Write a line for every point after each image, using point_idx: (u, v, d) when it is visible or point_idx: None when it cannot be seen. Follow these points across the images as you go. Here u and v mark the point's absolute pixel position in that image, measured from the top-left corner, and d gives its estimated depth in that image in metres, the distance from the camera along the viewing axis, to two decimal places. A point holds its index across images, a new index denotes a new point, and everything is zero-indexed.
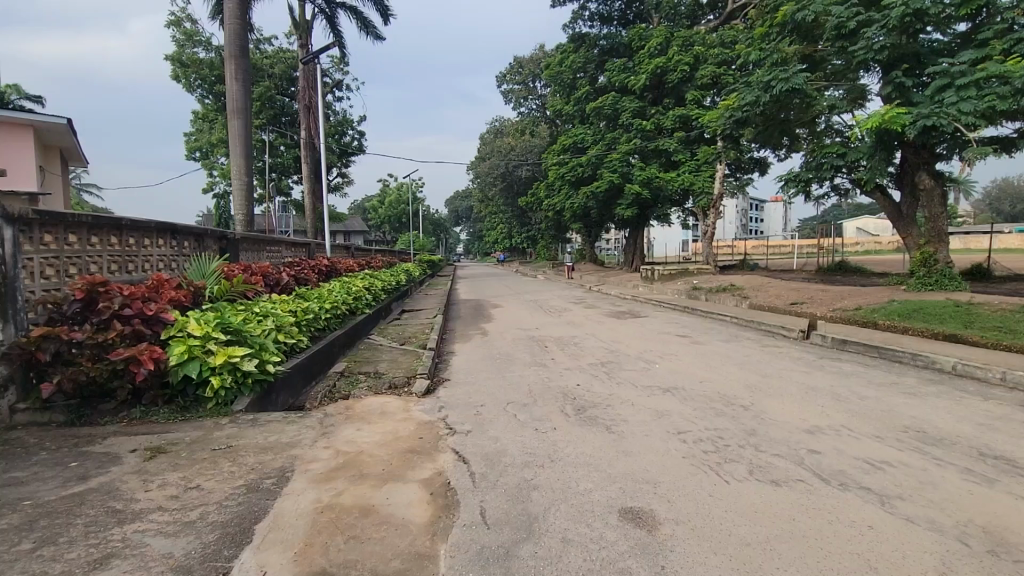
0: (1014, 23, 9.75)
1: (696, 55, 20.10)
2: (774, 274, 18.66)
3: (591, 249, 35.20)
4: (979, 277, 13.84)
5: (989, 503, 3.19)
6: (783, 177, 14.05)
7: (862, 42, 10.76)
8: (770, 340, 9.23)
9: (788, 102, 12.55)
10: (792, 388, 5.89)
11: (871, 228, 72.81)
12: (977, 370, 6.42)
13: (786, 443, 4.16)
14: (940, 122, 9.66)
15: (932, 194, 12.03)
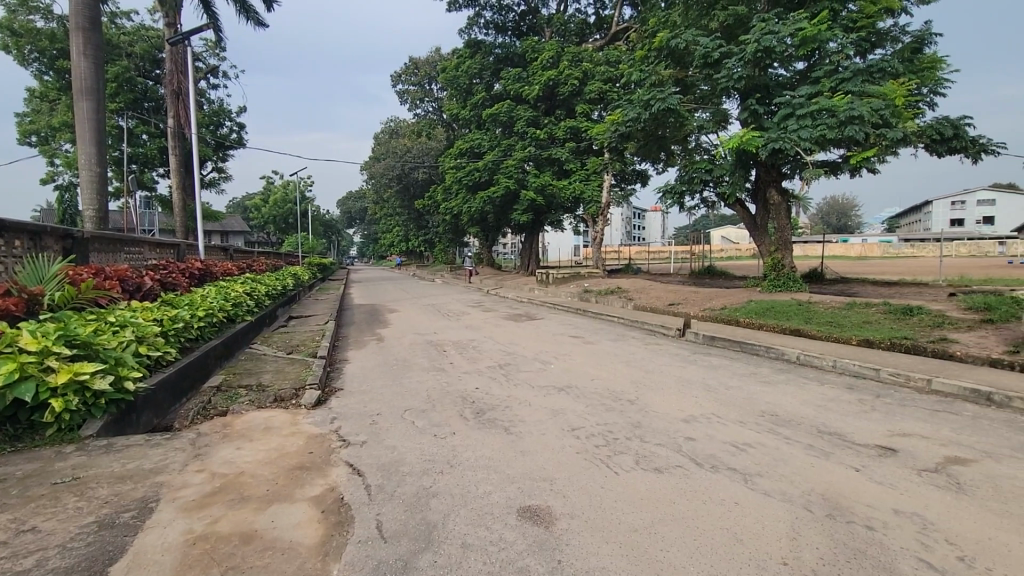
0: (839, 65, 11.44)
1: (585, 71, 21.25)
2: (655, 278, 20.26)
3: (488, 253, 35.66)
4: (816, 279, 16.17)
5: (827, 473, 3.72)
6: (660, 189, 15.31)
7: (724, 71, 12.07)
8: (652, 338, 10.01)
9: (664, 121, 13.72)
10: (671, 382, 6.43)
11: (734, 237, 81.89)
12: (815, 359, 7.49)
13: (666, 433, 4.53)
14: (785, 146, 11.15)
15: (779, 208, 13.87)
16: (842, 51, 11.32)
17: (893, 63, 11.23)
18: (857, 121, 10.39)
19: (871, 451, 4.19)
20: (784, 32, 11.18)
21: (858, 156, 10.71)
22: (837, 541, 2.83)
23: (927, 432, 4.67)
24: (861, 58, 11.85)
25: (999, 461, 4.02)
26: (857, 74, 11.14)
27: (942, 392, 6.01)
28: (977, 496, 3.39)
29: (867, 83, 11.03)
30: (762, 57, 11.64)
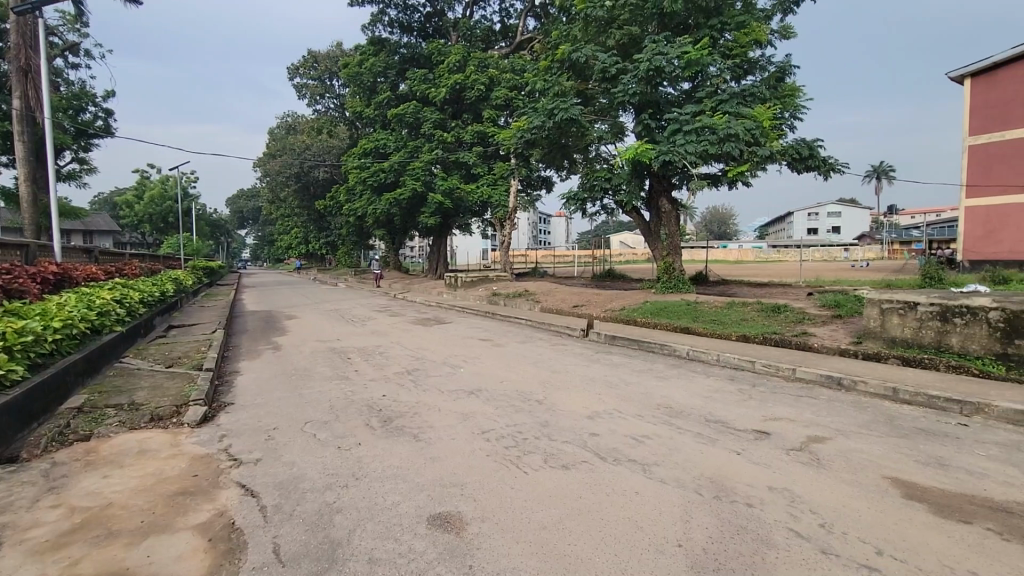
0: (718, 87, 12.60)
1: (491, 77, 21.51)
2: (560, 281, 20.98)
3: (395, 257, 34.78)
4: (702, 281, 17.67)
5: (715, 459, 4.06)
6: (564, 195, 15.88)
7: (621, 87, 12.81)
8: (558, 339, 10.33)
9: (567, 130, 14.25)
10: (576, 380, 6.67)
11: (631, 242, 87.15)
12: (701, 354, 8.18)
13: (572, 430, 4.68)
14: (674, 159, 12.07)
15: (670, 216, 15.00)
16: (720, 75, 12.50)
17: (762, 89, 12.61)
18: (733, 139, 11.52)
19: (750, 435, 4.64)
20: (671, 54, 12.12)
21: (735, 171, 11.87)
22: (723, 520, 3.09)
23: (793, 415, 5.27)
24: (736, 82, 13.16)
25: (849, 437, 4.64)
26: (733, 96, 12.35)
27: (804, 379, 6.82)
28: (834, 469, 3.88)
29: (741, 105, 12.27)
30: (654, 75, 12.52)
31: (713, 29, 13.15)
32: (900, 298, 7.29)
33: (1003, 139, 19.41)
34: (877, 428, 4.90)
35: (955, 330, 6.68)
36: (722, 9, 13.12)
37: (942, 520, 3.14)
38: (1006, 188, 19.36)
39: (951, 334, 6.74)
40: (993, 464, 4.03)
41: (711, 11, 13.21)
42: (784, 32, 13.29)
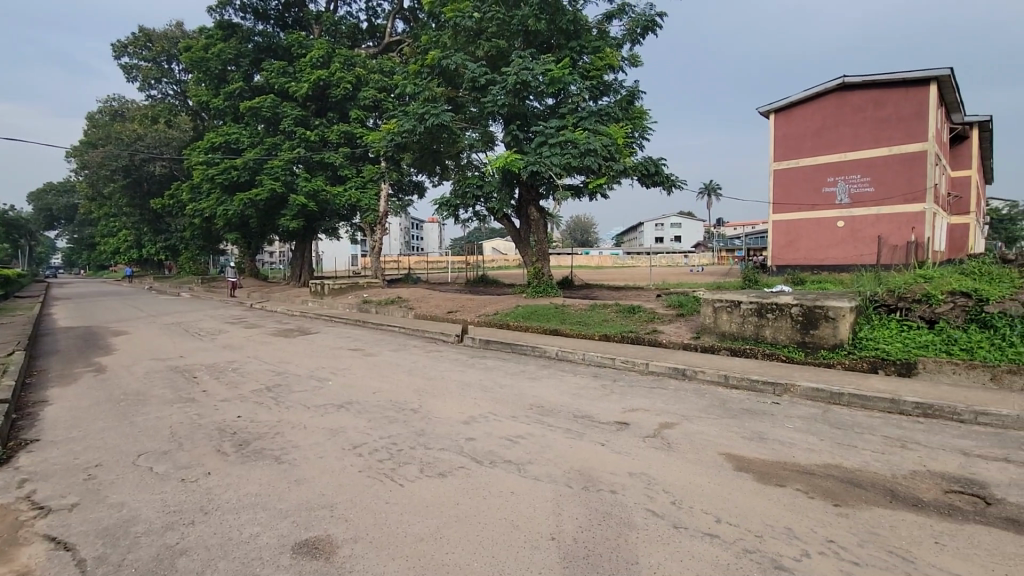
0: (579, 105, 13.50)
1: (358, 76, 20.67)
2: (434, 287, 20.83)
3: (251, 263, 31.72)
4: (568, 286, 18.74)
5: (582, 452, 4.31)
6: (436, 201, 15.80)
7: (490, 97, 13.16)
8: (432, 345, 10.22)
9: (438, 135, 14.23)
10: (451, 386, 6.66)
11: (503, 248, 89.49)
12: (568, 353, 8.67)
13: (448, 436, 4.66)
14: (541, 169, 12.67)
15: (539, 223, 15.74)
16: (580, 94, 13.42)
17: (616, 110, 13.78)
18: (593, 154, 12.44)
19: (612, 427, 5.02)
20: (536, 70, 12.73)
21: (594, 183, 12.81)
22: (591, 509, 3.29)
23: (648, 405, 5.82)
24: (594, 101, 14.20)
25: (692, 421, 5.24)
26: (591, 114, 13.33)
27: (655, 372, 7.57)
28: (682, 451, 4.35)
29: (599, 123, 13.29)
30: (520, 89, 13.07)
31: (573, 51, 14.09)
32: (728, 297, 8.42)
33: (799, 165, 23.53)
34: (714, 411, 5.61)
35: (769, 323, 7.91)
36: (580, 33, 14.13)
37: (764, 485, 3.68)
38: (802, 206, 23.49)
39: (766, 327, 7.96)
40: (799, 434, 4.85)
41: (570, 34, 14.16)
42: (633, 60, 14.68)
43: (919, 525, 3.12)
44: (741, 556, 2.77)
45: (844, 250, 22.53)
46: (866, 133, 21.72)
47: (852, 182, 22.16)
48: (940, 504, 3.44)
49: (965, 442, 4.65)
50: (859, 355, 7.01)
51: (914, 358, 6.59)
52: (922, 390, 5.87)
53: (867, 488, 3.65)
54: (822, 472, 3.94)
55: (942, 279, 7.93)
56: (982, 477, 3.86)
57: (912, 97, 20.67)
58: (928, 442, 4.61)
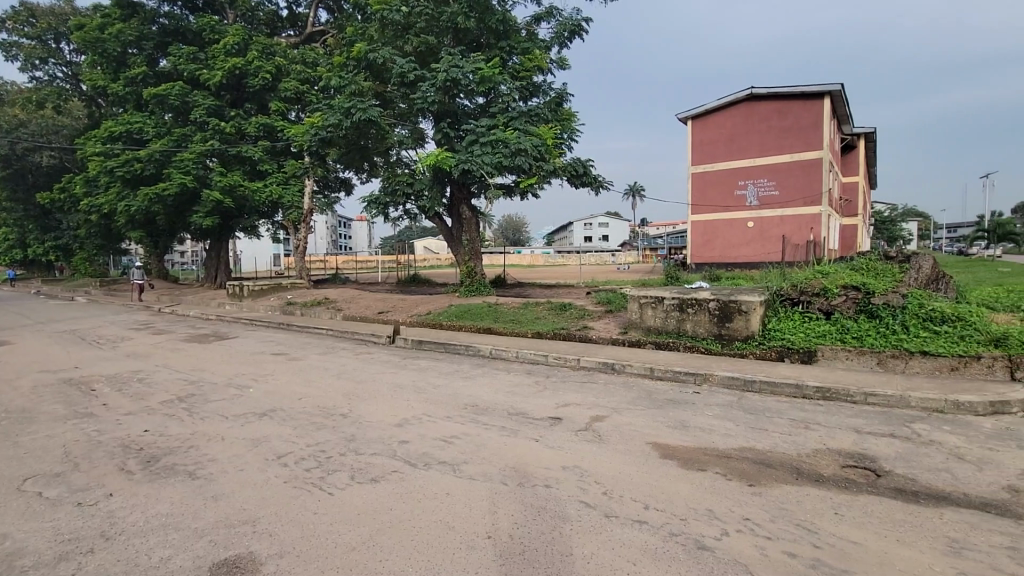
0: (509, 105, 13.59)
1: (278, 66, 19.60)
2: (364, 287, 20.21)
3: (158, 263, 29.21)
4: (500, 284, 18.84)
5: (517, 449, 4.34)
6: (365, 199, 15.35)
7: (419, 93, 12.95)
8: (362, 347, 9.90)
9: (366, 131, 13.83)
10: (382, 389, 6.48)
11: (435, 247, 88.40)
12: (502, 352, 8.72)
13: (380, 440, 4.53)
14: (472, 168, 12.65)
15: (471, 222, 15.72)
16: (510, 94, 13.51)
17: (545, 111, 14.01)
18: (523, 153, 12.59)
19: (546, 422, 5.11)
20: (466, 68, 12.69)
21: (525, 182, 12.96)
22: (527, 505, 3.32)
23: (579, 399, 5.97)
24: (524, 102, 14.35)
25: (621, 413, 5.44)
26: (521, 114, 13.46)
27: (586, 367, 7.80)
28: (612, 443, 4.50)
29: (528, 123, 13.46)
30: (450, 86, 12.97)
31: (503, 50, 14.19)
32: (652, 294, 8.83)
33: (714, 169, 25.09)
34: (641, 402, 5.86)
35: (689, 317, 8.37)
36: (509, 33, 14.25)
37: (688, 471, 3.89)
38: (717, 207, 25.07)
39: (687, 321, 8.42)
40: (718, 421, 5.17)
41: (500, 34, 14.24)
42: (561, 62, 14.99)
43: (821, 499, 3.43)
44: (668, 540, 2.91)
45: (754, 248, 24.29)
46: (771, 141, 23.53)
47: (760, 186, 23.93)
48: (839, 478, 3.80)
49: (858, 421, 5.17)
50: (768, 345, 7.60)
51: (814, 346, 7.22)
52: (822, 375, 6.46)
53: (777, 468, 3.96)
54: (738, 456, 4.22)
55: (836, 275, 8.76)
56: (872, 451, 4.30)
57: (809, 109, 22.64)
58: (827, 422, 5.08)
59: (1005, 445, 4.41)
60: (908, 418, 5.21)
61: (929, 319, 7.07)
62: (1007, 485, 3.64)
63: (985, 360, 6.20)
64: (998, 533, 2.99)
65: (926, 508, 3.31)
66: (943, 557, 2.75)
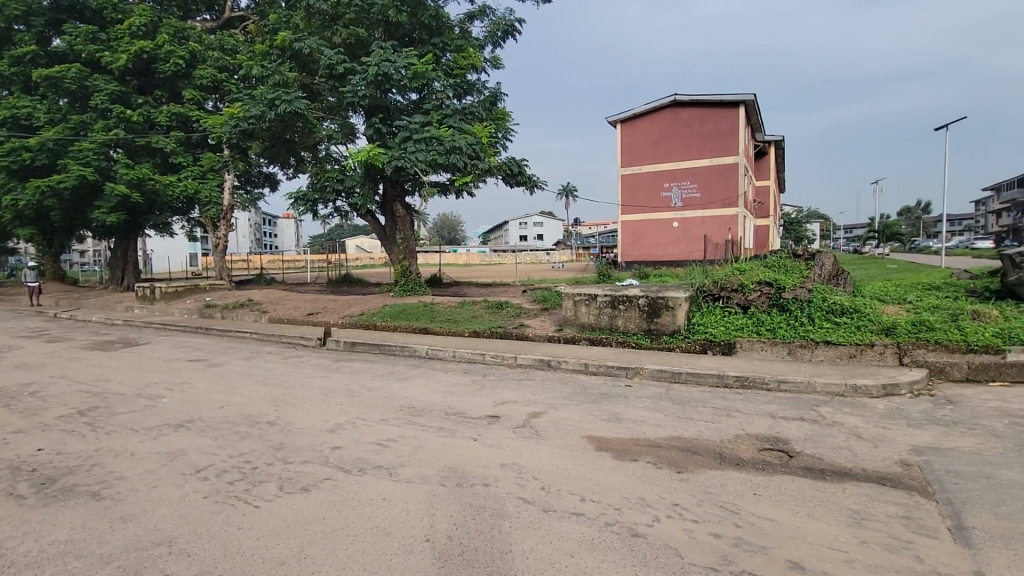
0: (443, 102, 13.44)
1: (192, 52, 18.25)
2: (291, 288, 19.26)
3: (53, 264, 26.35)
4: (436, 284, 18.61)
5: (455, 449, 4.31)
6: (291, 195, 14.65)
7: (349, 87, 12.52)
8: (290, 350, 9.43)
9: (292, 124, 13.18)
10: (313, 394, 6.20)
11: (368, 246, 85.93)
12: (439, 351, 8.62)
13: (311, 447, 4.34)
14: (406, 165, 12.39)
15: (405, 220, 15.39)
16: (444, 91, 13.36)
17: (479, 110, 13.98)
18: (458, 152, 12.49)
19: (484, 421, 5.11)
20: (398, 62, 12.42)
21: (460, 180, 12.87)
22: (465, 505, 3.30)
23: (516, 397, 6.02)
24: (457, 99, 14.24)
25: (557, 408, 5.54)
26: (455, 112, 13.36)
27: (523, 364, 7.87)
28: (549, 438, 4.57)
29: (463, 121, 13.38)
30: (382, 81, 12.65)
31: (436, 47, 14.01)
32: (586, 291, 9.05)
33: (642, 171, 26.13)
34: (576, 398, 6.00)
35: (621, 314, 8.67)
36: (442, 30, 14.10)
37: (621, 462, 4.03)
38: (645, 208, 26.13)
39: (618, 317, 8.71)
40: (649, 412, 5.38)
41: (432, 30, 14.06)
42: (494, 62, 15.02)
43: (742, 481, 3.66)
44: (604, 530, 2.99)
45: (680, 247, 25.54)
46: (694, 145, 24.84)
47: (684, 188, 25.19)
48: (757, 460, 4.07)
49: (773, 406, 5.57)
50: (693, 339, 8.01)
51: (734, 339, 7.70)
52: (740, 366, 6.90)
53: (702, 454, 4.18)
54: (667, 445, 4.42)
55: (752, 271, 9.39)
56: (786, 435, 4.65)
57: (727, 116, 24.11)
58: (746, 409, 5.44)
59: (895, 424, 4.92)
60: (816, 402, 5.68)
61: (831, 312, 7.74)
62: (897, 459, 4.06)
63: (878, 347, 6.87)
64: (892, 502, 3.33)
65: (831, 484, 3.62)
66: (846, 527, 3.03)
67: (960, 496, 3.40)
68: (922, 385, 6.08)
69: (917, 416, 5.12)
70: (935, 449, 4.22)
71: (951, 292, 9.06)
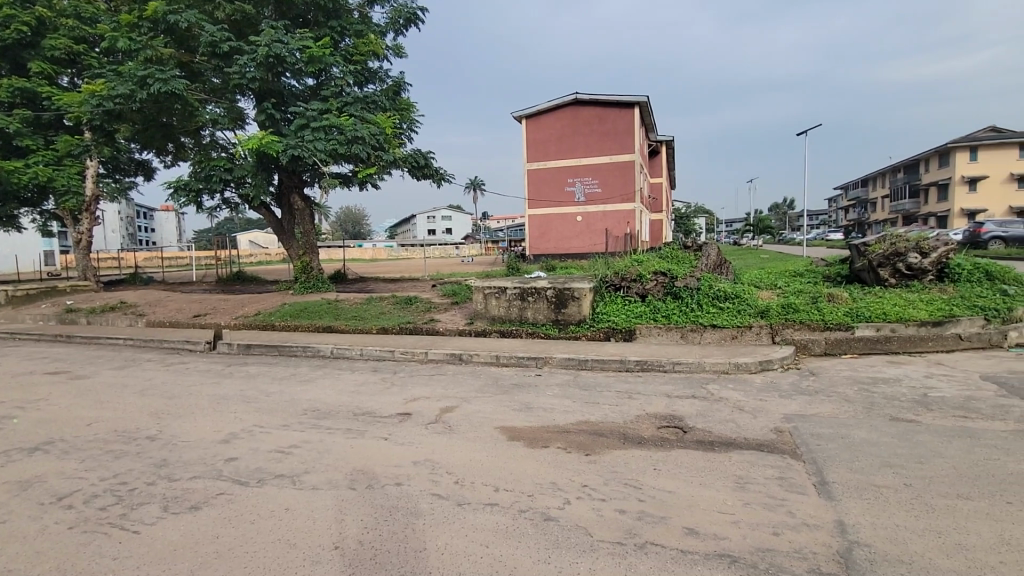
0: (343, 89, 12.82)
1: (40, 18, 15.75)
2: (173, 287, 17.43)
3: None
4: (340, 280, 17.79)
5: (365, 450, 4.16)
6: (170, 184, 13.22)
7: (236, 67, 11.51)
8: (173, 357, 8.53)
9: (168, 106, 11.86)
10: (202, 402, 5.67)
11: (263, 241, 80.02)
12: (345, 350, 8.26)
13: (201, 461, 3.97)
14: (303, 154, 11.65)
15: (303, 213, 14.50)
16: (344, 78, 12.74)
17: (382, 99, 13.49)
18: (360, 142, 11.98)
19: (395, 419, 4.98)
20: (292, 45, 11.63)
21: (364, 172, 12.36)
22: (376, 507, 3.20)
23: (428, 392, 5.94)
24: (358, 87, 13.62)
25: (470, 402, 5.54)
26: (357, 101, 12.78)
27: (433, 359, 7.78)
28: (462, 432, 4.56)
29: (365, 110, 12.84)
30: (274, 63, 11.77)
31: (333, 31, 13.32)
32: (495, 284, 9.13)
33: (547, 167, 26.81)
34: (488, 389, 6.05)
35: (530, 305, 8.85)
36: (340, 13, 13.43)
37: (533, 449, 4.13)
38: (550, 202, 26.85)
39: (527, 309, 8.90)
40: (558, 399, 5.56)
41: (329, 12, 13.34)
42: (397, 50, 14.57)
43: (643, 458, 3.90)
44: (518, 517, 3.05)
45: (584, 240, 26.54)
46: (595, 143, 25.94)
47: (587, 183, 26.22)
48: (656, 438, 4.37)
49: (669, 387, 6.01)
50: (597, 327, 8.39)
51: (634, 326, 8.19)
52: (641, 351, 7.36)
53: (608, 435, 4.41)
54: (576, 429, 4.59)
55: (649, 262, 10.02)
56: (680, 412, 5.03)
57: (624, 116, 25.46)
58: (646, 391, 5.81)
59: (770, 395, 5.52)
60: (705, 381, 6.21)
61: (717, 297, 8.49)
62: (773, 427, 4.56)
63: (755, 328, 7.67)
64: (769, 466, 3.73)
65: (720, 454, 3.97)
66: (732, 491, 3.35)
67: (823, 455, 3.89)
68: (790, 360, 6.87)
69: (788, 388, 5.77)
70: (802, 416, 4.79)
71: (812, 277, 10.31)
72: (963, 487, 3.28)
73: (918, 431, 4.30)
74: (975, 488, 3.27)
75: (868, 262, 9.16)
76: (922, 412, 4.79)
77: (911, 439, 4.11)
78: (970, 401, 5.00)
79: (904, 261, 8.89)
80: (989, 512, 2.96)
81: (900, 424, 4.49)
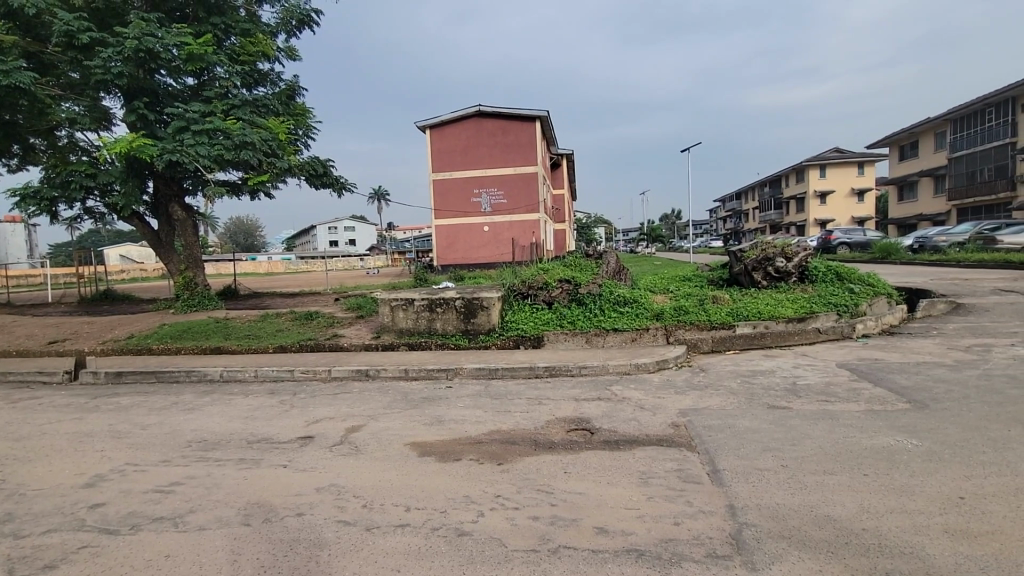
0: (228, 91, 11.88)
1: None
2: (21, 311, 14.93)
3: None
4: (230, 296, 16.42)
5: (261, 481, 3.82)
6: (16, 191, 11.42)
7: (97, 60, 10.24)
8: (20, 392, 7.29)
9: (11, 102, 10.24)
10: (59, 443, 4.87)
11: (136, 255, 71.47)
12: (237, 372, 7.58)
13: (58, 511, 3.41)
14: (182, 160, 10.59)
15: (185, 223, 13.19)
16: (230, 79, 11.85)
17: (274, 103, 12.69)
18: (250, 147, 11.13)
19: (295, 444, 4.66)
20: (167, 40, 10.60)
21: (255, 180, 11.49)
22: (275, 542, 2.94)
23: (332, 413, 5.63)
24: (247, 90, 12.73)
25: (378, 420, 5.31)
26: (244, 103, 11.93)
27: (337, 377, 7.38)
28: (370, 452, 4.36)
29: (255, 114, 12.03)
30: (146, 58, 10.68)
31: (217, 28, 12.37)
32: (402, 296, 8.93)
33: (452, 177, 26.76)
34: (396, 405, 5.86)
35: (439, 316, 8.73)
36: (223, 9, 12.52)
37: (444, 463, 4.05)
38: (456, 212, 26.80)
39: (436, 320, 8.77)
40: (469, 411, 5.51)
41: (211, 8, 12.39)
42: (289, 53, 13.81)
43: (554, 462, 3.98)
44: (431, 536, 2.96)
45: (490, 250, 26.79)
46: (498, 154, 26.38)
47: (492, 194, 26.57)
48: (566, 441, 4.48)
49: (576, 390, 6.21)
50: (507, 335, 8.46)
51: (542, 332, 8.37)
52: (549, 357, 7.54)
53: (519, 443, 4.44)
54: (487, 439, 4.58)
55: (553, 270, 10.34)
56: (588, 415, 5.21)
57: (526, 129, 26.24)
58: (554, 396, 5.96)
59: (667, 393, 5.90)
60: (610, 382, 6.50)
61: (617, 303, 8.93)
62: (670, 422, 4.86)
63: (652, 330, 8.19)
64: (669, 459, 3.97)
65: (625, 452, 4.17)
66: (637, 487, 3.50)
67: (714, 445, 4.21)
68: (683, 358, 7.41)
69: (682, 385, 6.20)
70: (696, 410, 5.16)
71: (699, 281, 11.23)
72: (829, 464, 3.72)
73: (790, 416, 4.82)
74: (839, 464, 3.72)
75: (744, 266, 10.18)
76: (793, 398, 5.39)
77: (786, 424, 4.60)
78: (830, 386, 5.71)
79: (773, 265, 9.99)
80: (850, 485, 3.37)
81: (777, 411, 5.00)
